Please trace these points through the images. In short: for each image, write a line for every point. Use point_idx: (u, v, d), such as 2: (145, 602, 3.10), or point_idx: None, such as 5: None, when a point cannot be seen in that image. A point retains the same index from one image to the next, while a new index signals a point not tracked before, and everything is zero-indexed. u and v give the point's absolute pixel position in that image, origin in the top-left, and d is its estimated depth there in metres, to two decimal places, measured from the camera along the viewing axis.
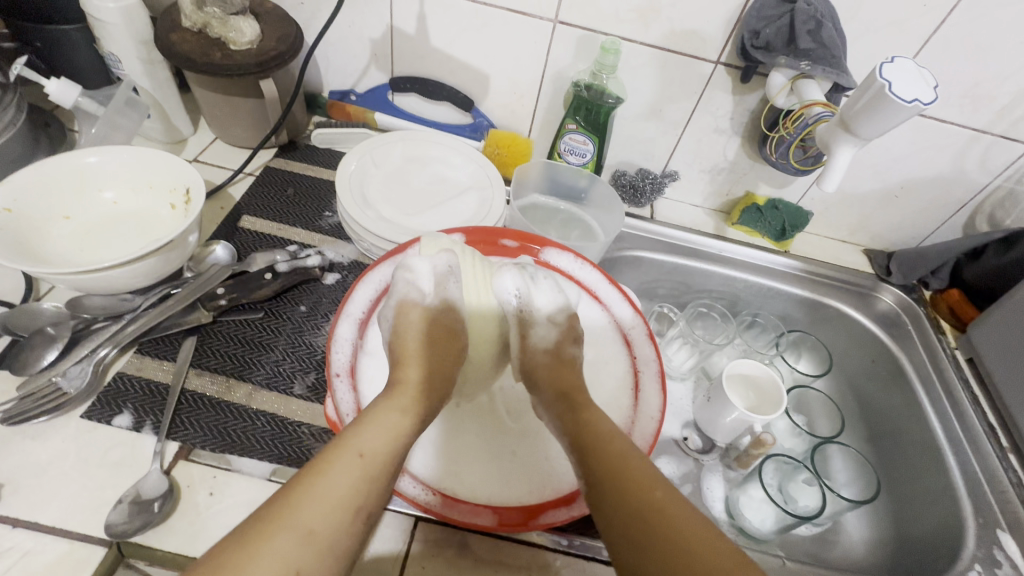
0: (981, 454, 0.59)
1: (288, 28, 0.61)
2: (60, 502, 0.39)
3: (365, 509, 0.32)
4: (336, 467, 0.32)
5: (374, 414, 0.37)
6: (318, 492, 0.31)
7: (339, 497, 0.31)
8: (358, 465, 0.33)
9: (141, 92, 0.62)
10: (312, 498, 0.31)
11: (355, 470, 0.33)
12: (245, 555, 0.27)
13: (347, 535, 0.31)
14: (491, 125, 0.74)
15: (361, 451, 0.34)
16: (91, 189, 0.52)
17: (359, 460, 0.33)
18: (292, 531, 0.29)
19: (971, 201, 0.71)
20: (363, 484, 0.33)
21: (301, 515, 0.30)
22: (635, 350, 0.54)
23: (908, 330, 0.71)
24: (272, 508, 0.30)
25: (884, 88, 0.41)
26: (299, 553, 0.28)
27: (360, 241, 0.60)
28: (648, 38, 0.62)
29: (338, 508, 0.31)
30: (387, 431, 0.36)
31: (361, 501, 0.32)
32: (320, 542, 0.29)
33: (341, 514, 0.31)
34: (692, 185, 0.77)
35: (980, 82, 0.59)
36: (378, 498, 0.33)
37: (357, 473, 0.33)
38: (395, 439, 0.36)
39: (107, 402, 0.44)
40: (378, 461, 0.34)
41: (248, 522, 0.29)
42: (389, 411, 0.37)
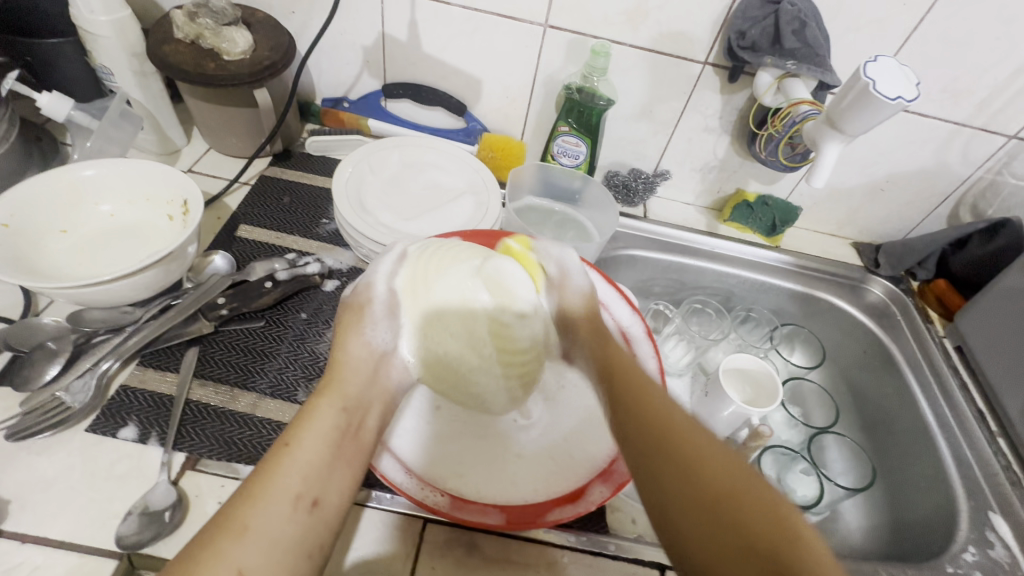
0: (971, 438, 0.61)
1: (281, 37, 0.61)
2: (68, 516, 0.39)
3: (307, 495, 0.31)
4: (269, 464, 0.32)
5: (307, 410, 0.36)
6: (251, 491, 0.30)
7: (279, 490, 0.30)
8: (290, 455, 0.32)
9: (134, 104, 0.62)
10: (248, 499, 0.29)
11: (290, 460, 0.32)
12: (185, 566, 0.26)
13: (294, 525, 0.30)
14: (484, 129, 0.74)
15: (289, 442, 0.33)
16: (87, 202, 0.52)
17: (287, 449, 0.33)
18: (230, 536, 0.28)
19: (955, 192, 0.73)
20: (303, 477, 0.32)
21: (237, 515, 0.29)
22: (634, 347, 0.54)
23: (897, 321, 0.73)
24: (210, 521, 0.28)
25: (868, 86, 0.42)
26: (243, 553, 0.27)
27: (358, 248, 0.60)
28: (637, 41, 0.63)
29: (278, 501, 0.30)
30: (323, 419, 0.35)
31: (301, 488, 0.31)
32: (259, 536, 0.28)
33: (282, 505, 0.30)
34: (683, 184, 0.78)
35: (959, 77, 0.61)
36: (321, 483, 0.32)
37: (290, 464, 0.32)
38: (330, 424, 0.36)
39: (112, 415, 0.44)
40: (316, 447, 0.33)
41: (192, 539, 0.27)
42: (321, 398, 0.37)
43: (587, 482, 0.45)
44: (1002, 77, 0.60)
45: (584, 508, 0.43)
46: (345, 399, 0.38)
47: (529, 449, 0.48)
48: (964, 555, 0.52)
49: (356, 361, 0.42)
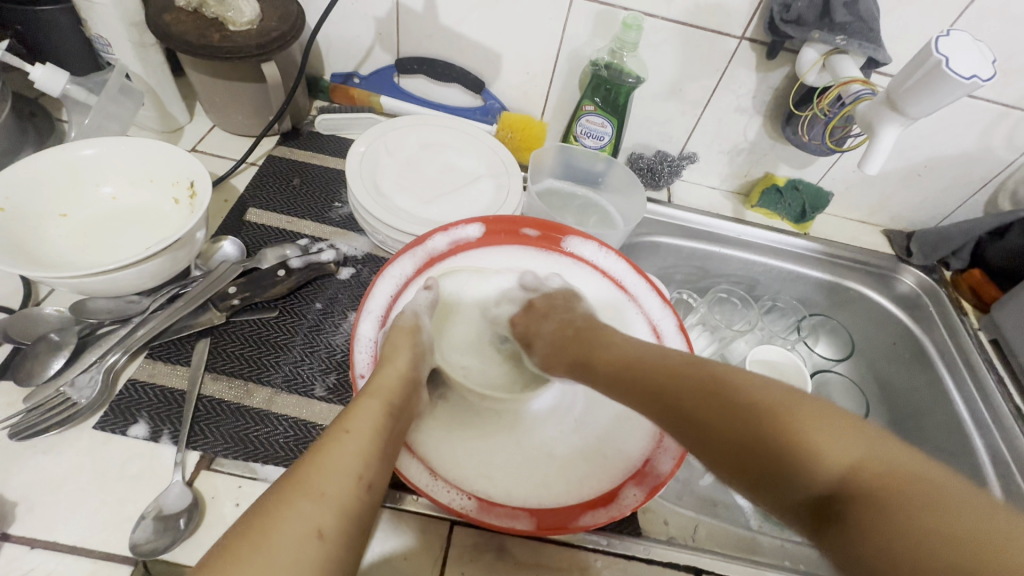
0: (1008, 436, 0.59)
1: (288, 6, 0.57)
2: (79, 520, 0.37)
3: (367, 477, 0.32)
4: (330, 446, 0.32)
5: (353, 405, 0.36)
6: (321, 466, 0.31)
7: (344, 466, 0.31)
8: (350, 439, 0.33)
9: (134, 78, 0.58)
10: (315, 468, 0.31)
11: (349, 444, 0.32)
12: (265, 522, 0.28)
13: (356, 502, 0.30)
14: (502, 107, 0.70)
15: (349, 429, 0.33)
16: (88, 184, 0.49)
17: (346, 436, 0.33)
18: (305, 499, 0.29)
19: (995, 178, 0.69)
20: (361, 458, 0.32)
21: (312, 481, 0.30)
22: (666, 343, 0.52)
23: (928, 311, 0.70)
24: (280, 487, 0.30)
25: (940, 64, 0.38)
26: (317, 514, 0.29)
27: (374, 234, 0.57)
28: (670, 13, 0.59)
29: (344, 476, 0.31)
30: (370, 410, 0.35)
31: (362, 469, 0.32)
32: (334, 503, 0.29)
33: (346, 481, 0.31)
34: (710, 167, 0.74)
35: (1014, 55, 0.57)
36: (379, 466, 0.33)
37: (353, 445, 0.32)
38: (379, 410, 0.36)
39: (121, 412, 0.42)
40: (370, 433, 0.34)
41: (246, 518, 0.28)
42: (364, 396, 0.37)
43: (620, 483, 0.43)
44: None
45: (618, 512, 0.41)
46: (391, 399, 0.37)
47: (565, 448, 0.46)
48: None
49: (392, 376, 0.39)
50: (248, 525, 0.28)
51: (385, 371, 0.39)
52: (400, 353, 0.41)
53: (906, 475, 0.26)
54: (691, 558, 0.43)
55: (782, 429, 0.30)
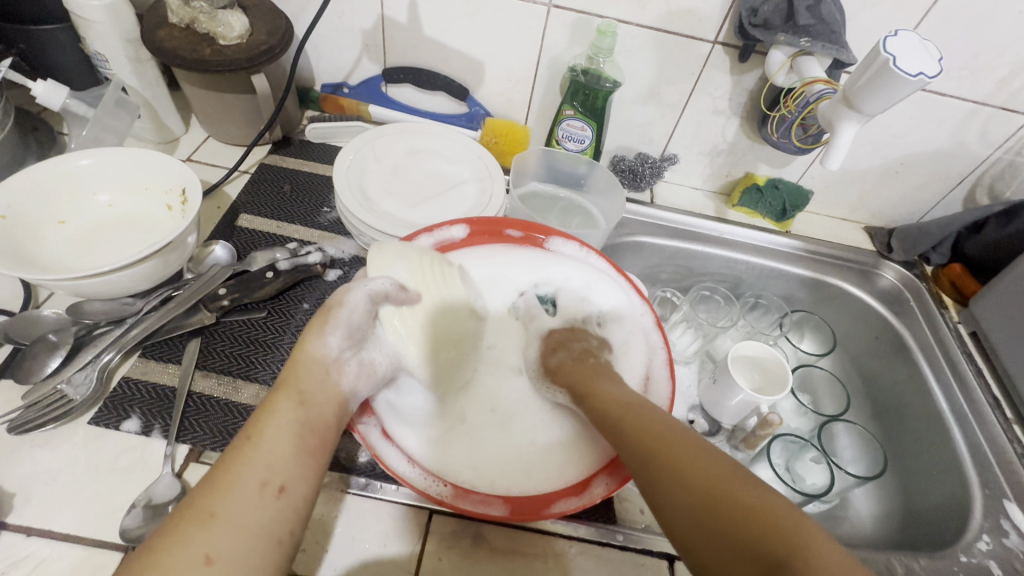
0: (984, 426, 0.60)
1: (277, 20, 0.60)
2: (73, 509, 0.39)
3: (273, 484, 0.33)
4: (230, 460, 0.33)
5: (264, 409, 0.36)
6: (219, 483, 0.32)
7: (244, 478, 0.32)
8: (254, 450, 0.34)
9: (130, 91, 0.61)
10: (212, 485, 0.32)
11: (251, 453, 0.34)
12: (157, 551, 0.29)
13: (261, 510, 0.32)
14: (487, 114, 0.73)
15: (250, 436, 0.34)
16: (85, 192, 0.51)
17: (247, 444, 0.34)
18: (196, 524, 0.30)
19: (972, 173, 0.71)
20: (264, 467, 0.33)
21: (204, 504, 0.31)
22: (642, 338, 0.53)
23: (910, 307, 0.72)
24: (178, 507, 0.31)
25: (888, 63, 0.40)
26: (209, 536, 0.30)
27: (360, 237, 0.59)
28: (644, 20, 0.61)
29: (244, 488, 0.32)
30: (283, 412, 0.36)
31: (264, 475, 0.33)
32: (226, 522, 0.30)
33: (248, 495, 0.32)
34: (691, 168, 0.76)
35: (980, 54, 0.59)
36: (288, 467, 0.34)
37: (255, 456, 0.33)
38: (288, 408, 0.36)
39: (115, 407, 0.44)
40: (279, 438, 0.35)
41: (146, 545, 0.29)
42: (279, 394, 0.37)
43: (593, 473, 0.44)
44: None
45: (588, 500, 0.42)
46: (305, 395, 0.38)
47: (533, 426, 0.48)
48: (978, 544, 0.51)
49: (314, 360, 0.39)
50: (151, 544, 0.29)
51: (295, 363, 0.39)
52: (310, 333, 0.40)
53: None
54: (666, 545, 0.44)
55: (766, 527, 0.29)
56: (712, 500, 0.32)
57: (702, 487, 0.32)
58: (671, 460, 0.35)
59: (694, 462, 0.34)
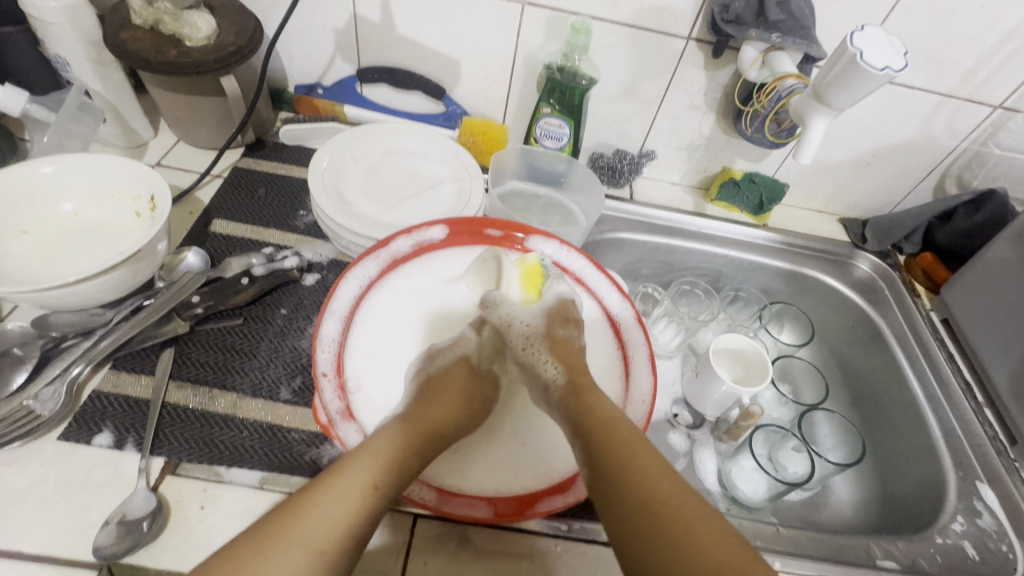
0: (958, 411, 0.61)
1: (245, 20, 0.58)
2: (44, 529, 0.38)
3: (354, 528, 0.32)
4: (320, 495, 0.32)
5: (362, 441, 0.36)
6: (302, 519, 0.31)
7: (329, 522, 0.31)
8: (341, 483, 0.33)
9: (95, 95, 0.59)
10: (299, 520, 0.31)
11: (339, 487, 0.33)
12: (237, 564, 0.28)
13: (335, 551, 0.30)
14: (464, 113, 0.72)
15: (345, 470, 0.34)
16: (49, 201, 0.49)
17: (342, 484, 0.33)
18: (277, 550, 0.29)
19: (940, 164, 0.72)
20: (352, 505, 0.32)
21: (292, 537, 0.30)
22: (623, 335, 0.54)
23: (884, 296, 0.73)
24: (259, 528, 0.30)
25: (855, 57, 0.40)
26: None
27: (337, 240, 0.58)
28: (619, 17, 0.61)
29: (324, 522, 0.31)
30: (377, 447, 0.36)
31: (349, 528, 0.31)
32: (306, 567, 0.29)
33: (328, 531, 0.31)
34: (669, 163, 0.77)
35: (944, 47, 0.60)
36: (369, 522, 0.32)
37: (341, 488, 0.33)
38: (387, 458, 0.35)
39: (86, 421, 0.43)
40: (368, 473, 0.34)
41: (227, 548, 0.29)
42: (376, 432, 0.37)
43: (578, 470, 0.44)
44: (987, 45, 0.60)
45: (574, 498, 0.42)
46: (401, 438, 0.38)
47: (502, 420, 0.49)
48: (952, 526, 0.53)
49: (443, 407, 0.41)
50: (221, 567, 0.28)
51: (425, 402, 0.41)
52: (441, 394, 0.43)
53: None
54: None
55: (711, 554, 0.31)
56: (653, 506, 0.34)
57: (647, 497, 0.34)
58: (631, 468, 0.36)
59: (651, 474, 0.36)
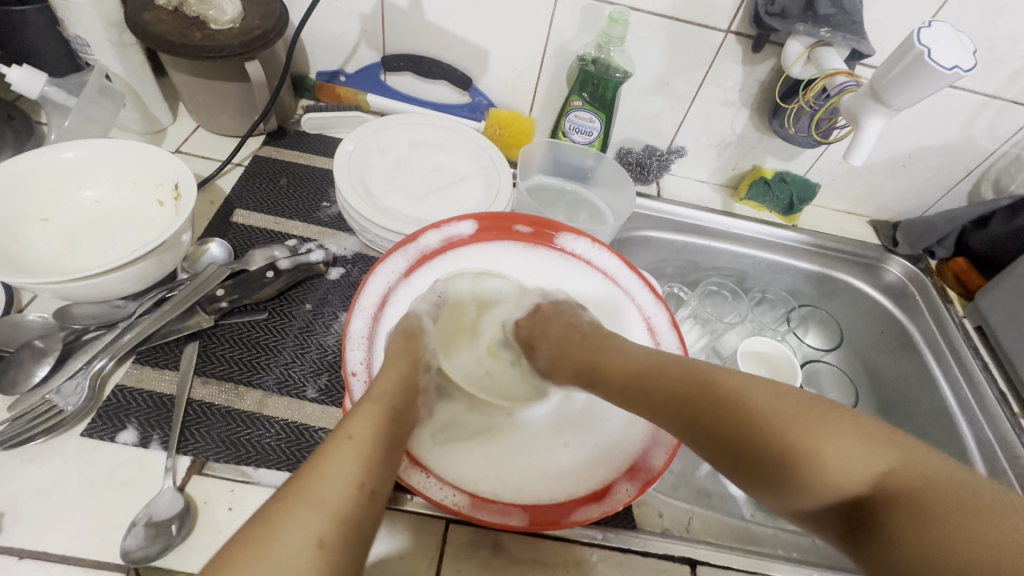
0: (993, 421, 0.60)
1: (271, 3, 0.56)
2: (69, 529, 0.36)
3: (369, 484, 0.32)
4: (330, 453, 0.33)
5: (354, 412, 0.37)
6: (317, 473, 0.32)
7: (343, 473, 0.32)
8: (351, 446, 0.34)
9: (114, 79, 0.57)
10: (315, 474, 0.31)
11: (349, 450, 0.33)
12: (270, 526, 0.29)
13: (354, 507, 0.31)
14: (490, 104, 0.70)
15: (351, 434, 0.34)
16: (69, 188, 0.47)
17: (348, 442, 0.34)
18: (304, 505, 0.30)
19: (978, 167, 0.70)
20: (362, 464, 0.33)
21: (313, 488, 0.31)
22: (658, 337, 0.52)
23: (915, 301, 0.71)
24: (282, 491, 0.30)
25: (922, 54, 0.38)
26: (316, 522, 0.29)
27: (363, 233, 0.57)
28: (657, 8, 0.59)
29: (343, 480, 0.32)
30: (371, 415, 0.36)
31: (363, 477, 0.32)
32: (333, 510, 0.30)
33: (347, 489, 0.31)
34: (698, 160, 0.75)
35: (993, 46, 0.58)
36: (379, 472, 0.34)
37: (352, 452, 0.33)
38: (383, 418, 0.37)
39: (109, 418, 0.41)
40: (370, 437, 0.35)
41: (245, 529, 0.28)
42: (366, 403, 0.37)
43: (612, 479, 0.42)
44: None
45: (611, 507, 0.40)
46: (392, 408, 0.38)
47: (542, 424, 0.47)
48: None
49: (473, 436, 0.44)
50: (246, 541, 0.28)
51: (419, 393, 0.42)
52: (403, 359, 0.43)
53: (918, 482, 0.29)
54: (686, 550, 0.43)
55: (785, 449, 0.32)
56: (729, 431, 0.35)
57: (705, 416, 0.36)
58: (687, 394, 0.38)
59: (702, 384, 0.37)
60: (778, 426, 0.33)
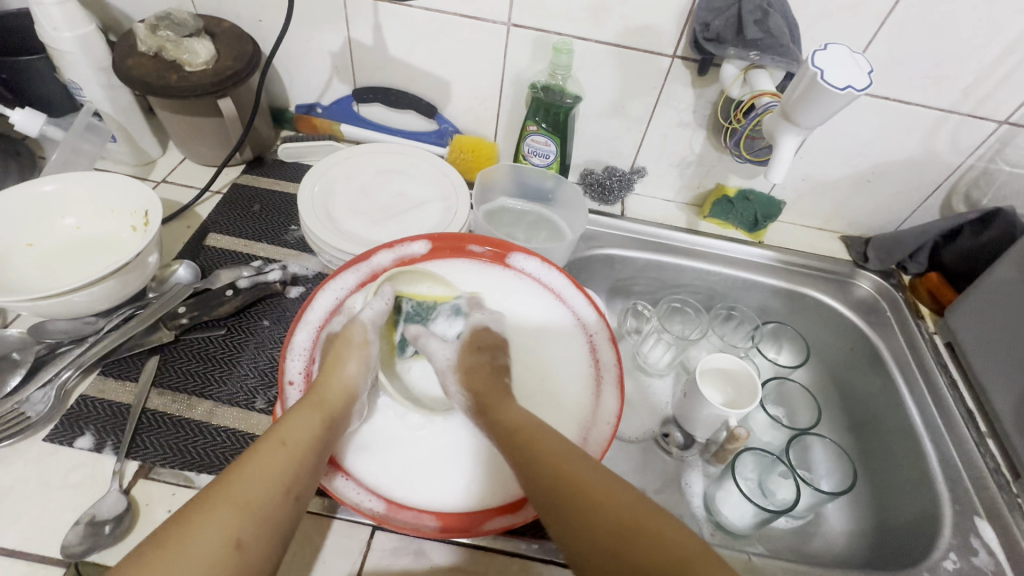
0: (958, 441, 0.58)
1: (244, 45, 0.62)
2: (20, 526, 0.40)
3: (294, 489, 0.35)
4: (261, 458, 0.35)
5: (290, 418, 0.39)
6: (247, 475, 0.34)
7: (271, 477, 0.35)
8: (283, 452, 0.36)
9: (105, 117, 0.63)
10: (244, 476, 0.34)
11: (279, 456, 0.36)
12: (189, 523, 0.31)
13: (279, 511, 0.34)
14: (456, 131, 0.74)
15: (284, 440, 0.37)
16: (52, 216, 0.53)
17: (282, 448, 0.36)
18: (227, 505, 0.32)
19: (946, 181, 0.70)
20: (291, 471, 0.36)
21: (239, 489, 0.33)
22: (596, 354, 0.53)
23: (885, 318, 0.70)
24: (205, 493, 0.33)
25: (816, 77, 0.40)
26: (236, 523, 0.32)
27: (321, 254, 0.60)
28: (602, 36, 0.61)
29: (270, 486, 0.34)
30: (308, 423, 0.39)
31: (290, 483, 0.35)
32: (255, 511, 0.33)
33: (273, 493, 0.34)
34: (662, 180, 0.76)
35: (940, 62, 0.58)
36: (307, 478, 0.37)
37: (283, 458, 0.36)
38: (320, 426, 0.39)
39: (70, 424, 0.45)
40: (303, 444, 0.38)
41: (159, 530, 0.30)
42: (306, 408, 0.40)
43: None
44: (986, 61, 0.58)
45: (522, 519, 0.42)
46: (331, 415, 0.41)
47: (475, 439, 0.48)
48: (944, 563, 0.50)
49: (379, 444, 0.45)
50: (163, 538, 0.30)
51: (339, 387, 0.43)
52: (347, 363, 0.45)
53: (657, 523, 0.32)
54: None
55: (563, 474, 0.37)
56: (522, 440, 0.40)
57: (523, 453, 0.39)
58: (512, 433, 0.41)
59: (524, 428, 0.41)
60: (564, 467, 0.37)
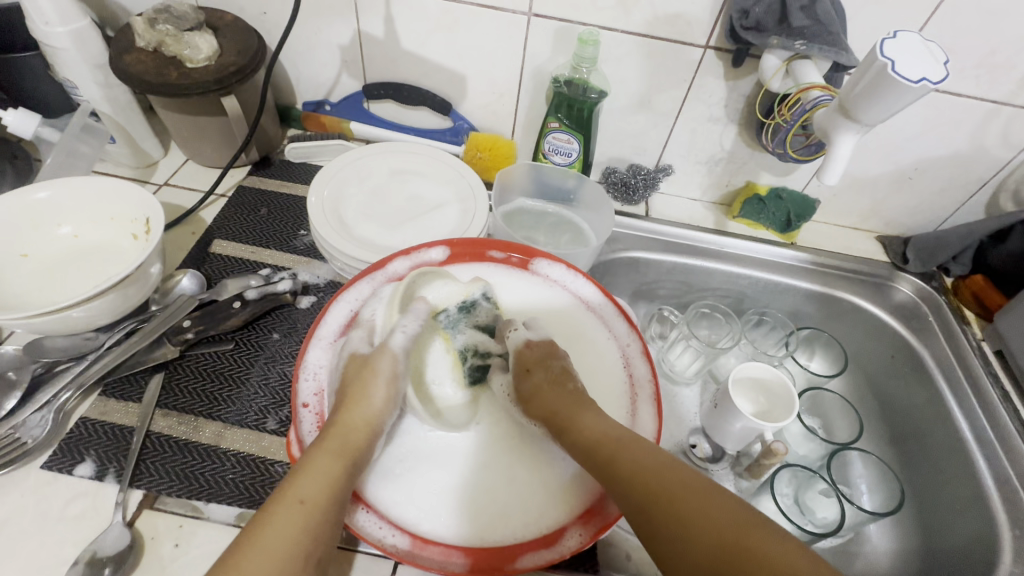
0: (1013, 457, 0.55)
1: (249, 39, 0.58)
2: (16, 563, 0.37)
3: (314, 554, 0.32)
4: (276, 521, 0.32)
5: (309, 463, 0.36)
6: (261, 545, 0.31)
7: (287, 545, 0.32)
8: (301, 512, 0.33)
9: (102, 117, 0.60)
10: (258, 548, 0.31)
11: (298, 519, 0.33)
12: None
13: None
14: (471, 128, 0.70)
15: (302, 498, 0.34)
16: (48, 224, 0.49)
17: (299, 509, 0.33)
18: None
19: (994, 178, 0.65)
20: (310, 534, 0.33)
21: (250, 563, 0.30)
22: (629, 369, 0.50)
23: (928, 323, 0.66)
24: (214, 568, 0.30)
25: (885, 68, 0.38)
26: None
27: (333, 261, 0.57)
28: (630, 26, 0.57)
29: (286, 555, 0.31)
30: (325, 472, 0.36)
31: (309, 549, 0.32)
32: None
33: (291, 562, 0.31)
34: (689, 178, 0.72)
35: (996, 51, 0.54)
36: (327, 538, 0.34)
37: (301, 521, 0.33)
38: (338, 474, 0.36)
39: (69, 450, 0.42)
40: (323, 499, 0.34)
41: None
42: (323, 451, 0.37)
43: (564, 523, 0.41)
44: None
45: (558, 555, 0.39)
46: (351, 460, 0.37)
47: None
48: None
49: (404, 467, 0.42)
50: None
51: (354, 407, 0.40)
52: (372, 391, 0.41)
53: None
54: None
55: (725, 536, 0.31)
56: (655, 490, 0.34)
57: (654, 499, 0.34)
58: (646, 484, 0.35)
59: (648, 466, 0.36)
60: (722, 525, 0.31)
